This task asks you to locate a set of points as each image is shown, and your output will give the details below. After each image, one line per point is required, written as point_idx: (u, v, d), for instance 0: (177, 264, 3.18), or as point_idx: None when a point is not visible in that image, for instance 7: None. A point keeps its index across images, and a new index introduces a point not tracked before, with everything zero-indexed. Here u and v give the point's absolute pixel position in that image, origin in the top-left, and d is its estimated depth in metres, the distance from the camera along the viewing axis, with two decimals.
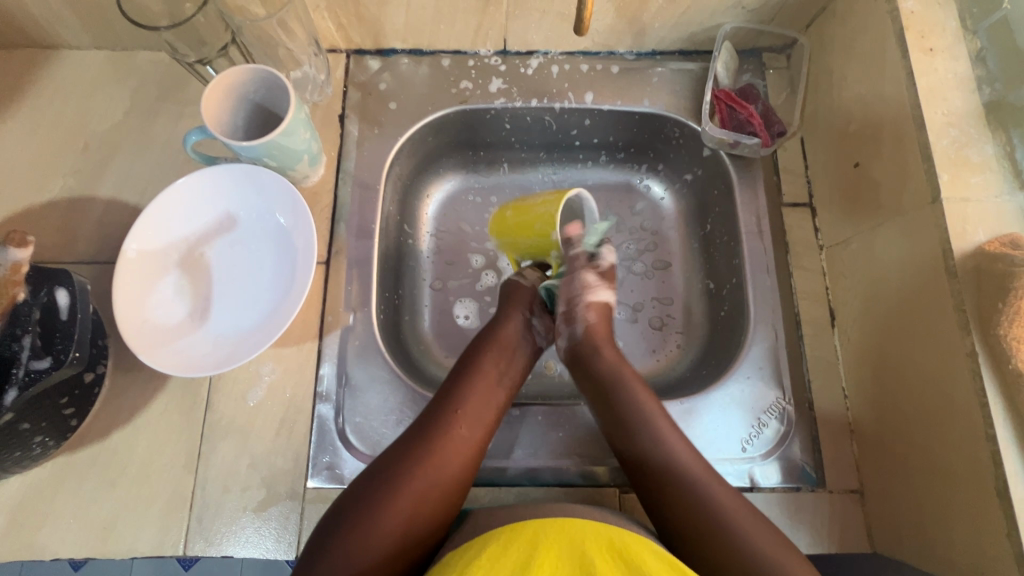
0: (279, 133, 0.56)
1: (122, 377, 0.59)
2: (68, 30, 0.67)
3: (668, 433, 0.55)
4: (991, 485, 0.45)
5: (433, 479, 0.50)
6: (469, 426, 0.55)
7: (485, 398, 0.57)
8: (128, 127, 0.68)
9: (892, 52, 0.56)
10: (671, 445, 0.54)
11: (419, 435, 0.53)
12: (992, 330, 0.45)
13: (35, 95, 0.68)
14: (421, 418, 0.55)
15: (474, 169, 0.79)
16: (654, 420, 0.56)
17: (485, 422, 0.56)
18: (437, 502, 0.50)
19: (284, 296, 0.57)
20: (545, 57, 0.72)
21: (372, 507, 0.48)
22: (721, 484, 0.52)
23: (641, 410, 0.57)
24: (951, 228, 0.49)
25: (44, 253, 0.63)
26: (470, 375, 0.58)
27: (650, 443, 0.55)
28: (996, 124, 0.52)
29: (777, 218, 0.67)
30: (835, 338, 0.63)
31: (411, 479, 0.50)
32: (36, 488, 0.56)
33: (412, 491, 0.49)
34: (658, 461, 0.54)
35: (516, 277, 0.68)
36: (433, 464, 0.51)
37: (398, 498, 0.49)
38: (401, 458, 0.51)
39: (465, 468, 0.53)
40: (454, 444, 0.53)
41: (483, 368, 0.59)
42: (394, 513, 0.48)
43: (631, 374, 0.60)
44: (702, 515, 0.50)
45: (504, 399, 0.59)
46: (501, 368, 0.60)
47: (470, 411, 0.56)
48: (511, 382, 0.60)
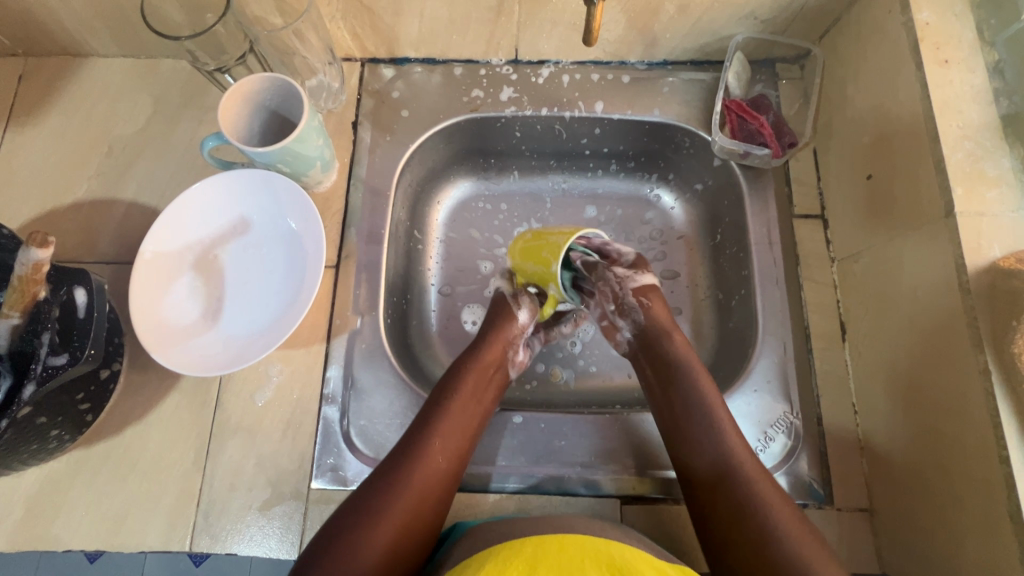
0: (292, 139, 0.57)
1: (136, 374, 0.61)
2: (96, 39, 0.70)
3: (722, 422, 0.56)
4: (1004, 510, 0.43)
5: (409, 511, 0.51)
6: (445, 450, 0.55)
7: (461, 423, 0.57)
8: (150, 132, 0.70)
9: (907, 63, 0.55)
10: (732, 447, 0.54)
11: (397, 463, 0.53)
12: (1005, 349, 0.44)
13: (65, 100, 0.71)
14: (401, 444, 0.55)
15: (484, 176, 0.79)
16: (716, 415, 0.56)
17: (457, 455, 0.56)
18: (416, 529, 0.51)
19: (293, 299, 0.58)
20: (556, 66, 0.73)
21: (353, 537, 0.48)
22: (772, 488, 0.52)
23: (702, 400, 0.57)
24: (964, 243, 0.48)
25: (67, 253, 0.65)
26: (449, 399, 0.57)
27: (710, 442, 0.55)
28: (1014, 137, 0.51)
29: (787, 229, 0.67)
30: (845, 352, 0.62)
31: (390, 509, 0.50)
32: (51, 481, 0.58)
33: (391, 521, 0.50)
34: (706, 463, 0.54)
35: (512, 296, 0.66)
36: (411, 493, 0.51)
37: (377, 532, 0.49)
38: (376, 492, 0.51)
39: (439, 500, 0.53)
40: (430, 477, 0.53)
41: (462, 392, 0.58)
42: (373, 544, 0.48)
43: (700, 366, 0.59)
44: (746, 523, 0.51)
45: (479, 422, 0.58)
46: (477, 400, 0.59)
47: (447, 440, 0.55)
48: (486, 404, 0.60)
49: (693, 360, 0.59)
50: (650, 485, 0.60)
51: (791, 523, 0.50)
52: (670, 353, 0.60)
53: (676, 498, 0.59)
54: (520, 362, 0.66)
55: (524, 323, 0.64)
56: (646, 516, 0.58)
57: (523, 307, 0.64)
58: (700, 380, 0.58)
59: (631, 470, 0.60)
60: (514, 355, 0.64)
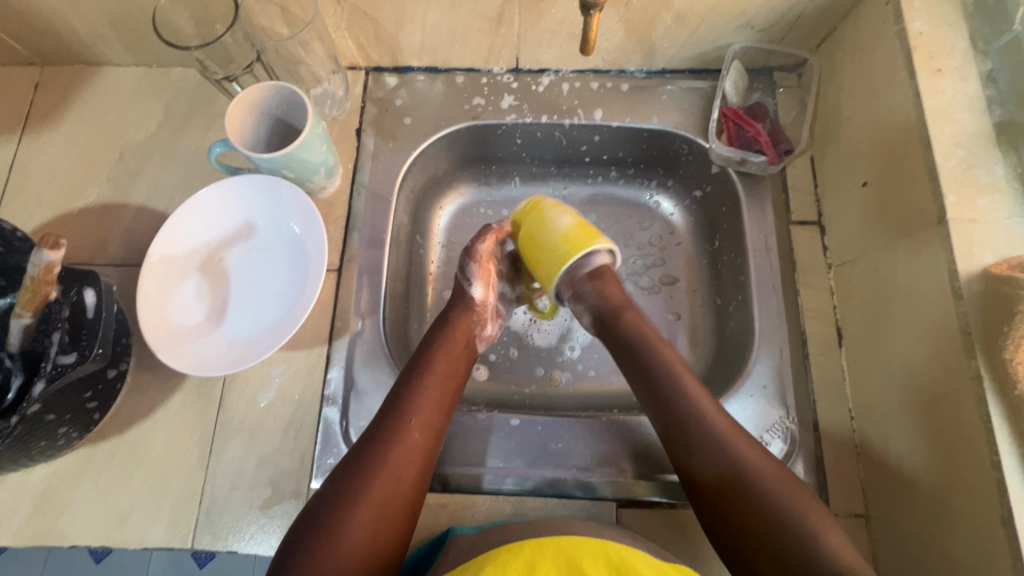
0: (296, 146, 0.59)
1: (143, 374, 0.62)
2: (109, 48, 0.72)
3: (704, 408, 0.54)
4: (996, 515, 0.43)
5: (388, 487, 0.51)
6: (422, 423, 0.55)
7: (436, 398, 0.57)
8: (160, 138, 0.72)
9: (901, 72, 0.56)
10: (702, 406, 0.54)
11: (373, 443, 0.53)
12: (998, 354, 0.45)
13: (79, 108, 0.73)
14: (373, 426, 0.55)
15: (486, 182, 0.81)
16: (679, 377, 0.57)
17: (434, 425, 0.56)
18: (401, 507, 0.51)
19: (296, 302, 0.60)
20: (556, 75, 0.74)
21: (337, 519, 0.48)
22: (739, 442, 0.52)
23: (680, 387, 0.56)
24: (957, 250, 0.48)
25: (78, 256, 0.67)
26: (416, 377, 0.58)
27: (697, 433, 0.53)
28: (1007, 145, 0.52)
29: (785, 236, 0.67)
30: (842, 358, 0.62)
31: (371, 486, 0.50)
32: (59, 478, 0.59)
33: (373, 498, 0.50)
34: (714, 464, 0.52)
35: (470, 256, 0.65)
36: (389, 470, 0.51)
37: (360, 509, 0.49)
38: (357, 470, 0.51)
39: (418, 474, 0.53)
40: (407, 451, 0.53)
41: (433, 369, 0.59)
42: (359, 524, 0.48)
43: (659, 337, 0.61)
44: (748, 500, 0.49)
45: (453, 397, 0.59)
46: (449, 372, 0.59)
47: (421, 415, 0.55)
48: (460, 378, 0.60)
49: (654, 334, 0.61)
50: (650, 489, 0.60)
51: (762, 481, 0.50)
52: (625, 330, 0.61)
53: (673, 501, 0.60)
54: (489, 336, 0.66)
55: (483, 297, 0.65)
56: (642, 519, 0.59)
57: (475, 281, 0.64)
58: (665, 350, 0.59)
59: (629, 474, 0.61)
60: (482, 331, 0.65)
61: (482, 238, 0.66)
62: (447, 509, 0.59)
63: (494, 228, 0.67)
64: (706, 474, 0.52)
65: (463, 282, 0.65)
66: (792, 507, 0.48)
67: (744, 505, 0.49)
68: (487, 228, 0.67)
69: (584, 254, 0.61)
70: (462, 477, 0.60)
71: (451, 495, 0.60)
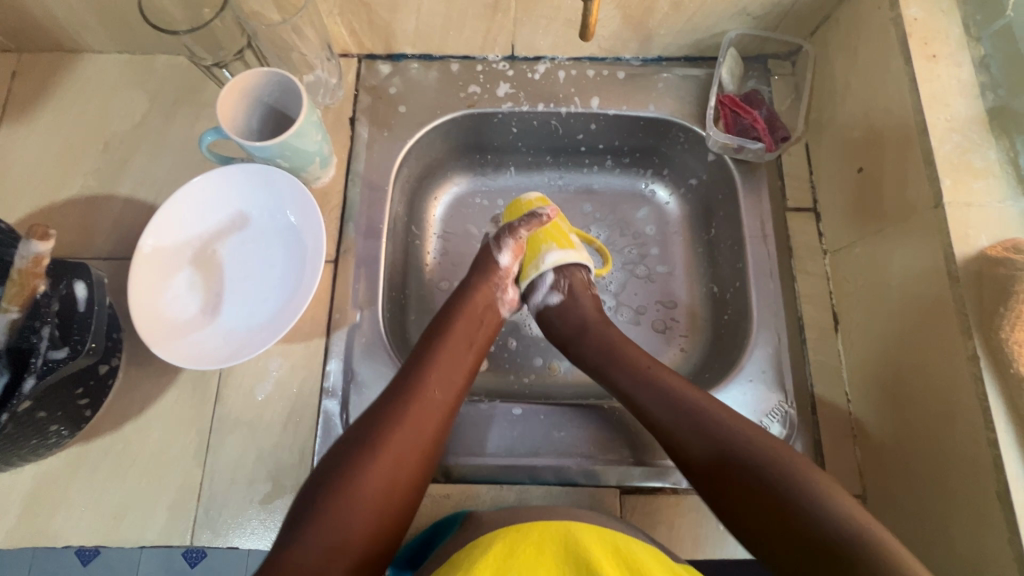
0: (291, 134, 0.57)
1: (135, 370, 0.61)
2: (91, 34, 0.69)
3: (685, 396, 0.54)
4: (993, 490, 0.45)
5: (411, 439, 0.51)
6: (445, 381, 0.55)
7: (457, 362, 0.57)
8: (147, 127, 0.70)
9: (896, 58, 0.57)
10: (684, 399, 0.54)
11: (391, 402, 0.53)
12: (993, 333, 0.45)
13: (61, 96, 0.70)
14: (392, 386, 0.54)
15: (481, 172, 0.80)
16: (664, 376, 0.56)
17: (457, 382, 0.56)
18: (416, 468, 0.51)
19: (294, 292, 0.59)
20: (552, 62, 0.74)
21: (353, 473, 0.48)
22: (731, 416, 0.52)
23: (647, 379, 0.56)
24: (952, 233, 0.49)
25: (64, 249, 0.65)
26: (436, 339, 0.58)
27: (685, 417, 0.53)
28: (1000, 130, 0.53)
29: (781, 223, 0.68)
30: (837, 342, 0.63)
31: (387, 444, 0.50)
32: (50, 477, 0.57)
33: (389, 456, 0.50)
34: (702, 450, 0.51)
35: (495, 246, 0.65)
36: (411, 422, 0.52)
37: (380, 460, 0.49)
38: (377, 422, 0.51)
39: (439, 427, 0.54)
40: (430, 405, 0.54)
41: (454, 335, 0.59)
42: (374, 481, 0.48)
43: (631, 346, 0.60)
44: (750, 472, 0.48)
45: (474, 362, 0.59)
46: (469, 332, 0.60)
47: (441, 373, 0.56)
48: (480, 346, 0.61)
49: (637, 350, 0.59)
50: (650, 474, 0.60)
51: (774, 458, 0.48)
52: (594, 345, 0.61)
53: (675, 486, 0.60)
54: (512, 301, 0.66)
55: (508, 266, 0.65)
56: (646, 506, 0.59)
57: (505, 249, 0.65)
58: (647, 362, 0.58)
59: (630, 460, 0.61)
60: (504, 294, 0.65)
61: (527, 225, 0.65)
62: (452, 499, 0.59)
63: (541, 217, 0.65)
64: (693, 449, 0.51)
65: (492, 247, 0.66)
66: (801, 471, 0.47)
67: (736, 477, 0.49)
68: (535, 215, 0.65)
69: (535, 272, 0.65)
70: (465, 467, 0.60)
71: (454, 486, 0.59)
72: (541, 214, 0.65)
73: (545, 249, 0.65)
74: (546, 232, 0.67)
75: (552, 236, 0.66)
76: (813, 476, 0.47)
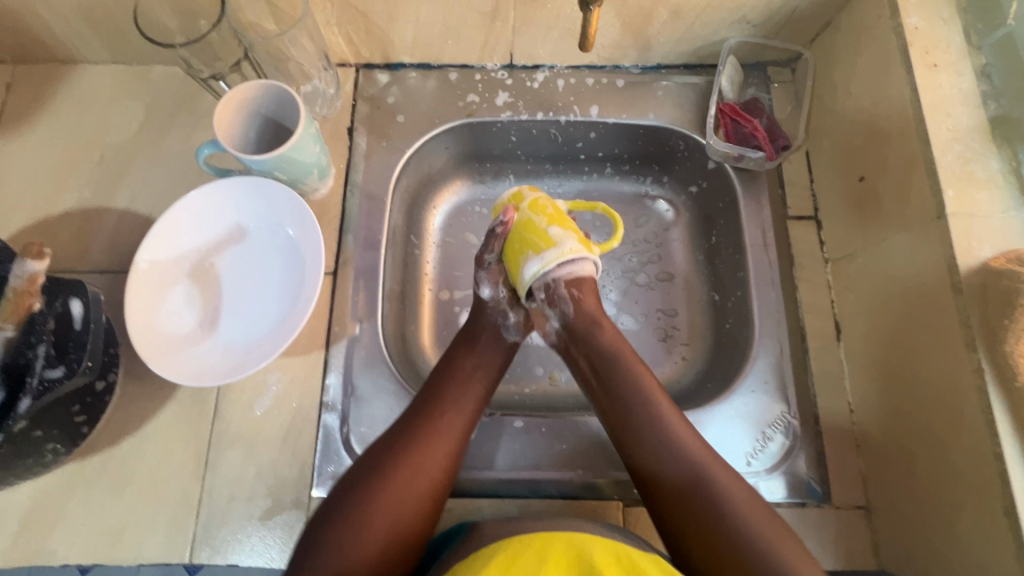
0: (289, 147, 0.57)
1: (132, 385, 0.60)
2: (85, 45, 0.69)
3: (672, 422, 0.53)
4: (998, 504, 0.44)
5: (419, 473, 0.50)
6: (455, 413, 0.55)
7: (467, 392, 0.57)
8: (143, 139, 0.69)
9: (897, 67, 0.56)
10: (676, 430, 0.52)
11: (404, 426, 0.53)
12: (998, 345, 0.45)
13: (57, 108, 0.70)
14: (407, 411, 0.55)
15: (481, 180, 0.79)
16: (656, 402, 0.54)
17: (468, 413, 0.56)
18: (428, 491, 0.50)
19: (292, 307, 0.58)
20: (551, 71, 0.73)
21: (365, 496, 0.48)
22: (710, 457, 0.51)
23: (646, 398, 0.55)
24: (956, 244, 0.49)
25: (60, 263, 0.64)
26: (447, 370, 0.58)
27: (666, 449, 0.51)
28: (1002, 140, 0.52)
29: (782, 231, 0.67)
30: (840, 352, 0.63)
31: (398, 467, 0.50)
32: (47, 494, 0.57)
33: (400, 479, 0.49)
34: (674, 474, 0.50)
35: (473, 282, 0.64)
36: (420, 456, 0.51)
37: (388, 495, 0.48)
38: (386, 455, 0.51)
39: (450, 461, 0.53)
40: (440, 437, 0.53)
41: (465, 359, 0.59)
42: (386, 504, 0.48)
43: (631, 354, 0.58)
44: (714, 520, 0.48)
45: (485, 392, 0.58)
46: (479, 361, 0.59)
47: (451, 404, 0.55)
48: (492, 374, 0.59)
49: (642, 372, 0.57)
50: None
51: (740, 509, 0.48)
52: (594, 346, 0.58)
53: None
54: (517, 322, 0.63)
55: (493, 294, 0.63)
56: (649, 518, 0.59)
57: (483, 283, 0.63)
58: (648, 385, 0.56)
59: None
60: (505, 320, 0.63)
61: (489, 246, 0.62)
62: (453, 513, 0.58)
63: (498, 231, 0.61)
64: (665, 477, 0.51)
65: (472, 289, 0.65)
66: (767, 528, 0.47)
67: (704, 522, 0.48)
68: (493, 230, 0.62)
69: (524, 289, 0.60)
70: (467, 480, 0.60)
71: (456, 500, 0.59)
72: (495, 230, 0.62)
73: (523, 261, 0.59)
74: (519, 238, 0.60)
75: (526, 242, 0.59)
76: (784, 557, 0.46)
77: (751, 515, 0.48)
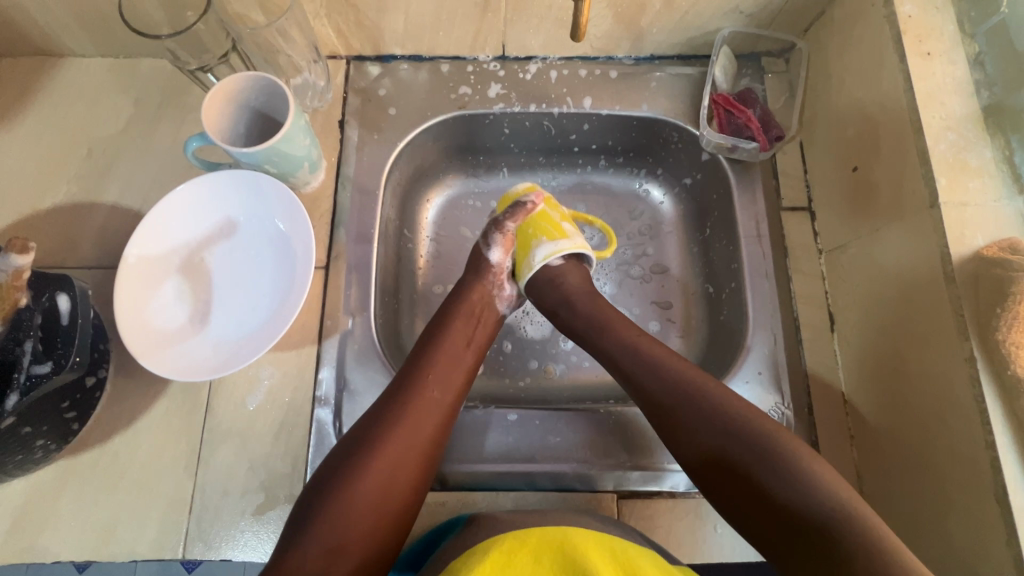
0: (278, 139, 0.56)
1: (122, 381, 0.60)
2: (71, 37, 0.68)
3: (700, 382, 0.52)
4: (991, 492, 0.44)
5: (408, 443, 0.50)
6: (442, 385, 0.54)
7: (454, 363, 0.56)
8: (131, 133, 0.69)
9: (890, 56, 0.56)
10: (702, 387, 0.51)
11: (389, 402, 0.52)
12: (990, 334, 0.45)
13: (43, 101, 0.69)
14: (391, 387, 0.54)
15: (474, 173, 0.79)
16: (673, 368, 0.53)
17: (457, 383, 0.56)
18: (416, 467, 0.50)
19: (283, 300, 0.58)
20: (544, 62, 0.73)
21: (352, 475, 0.48)
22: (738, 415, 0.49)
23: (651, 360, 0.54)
24: (949, 233, 0.49)
25: (48, 259, 0.63)
26: (435, 341, 0.57)
27: (696, 407, 0.50)
28: (995, 128, 0.52)
29: (776, 222, 0.67)
30: (834, 343, 0.63)
31: (385, 445, 0.49)
32: (37, 491, 0.56)
33: (387, 456, 0.49)
34: (711, 433, 0.49)
35: (484, 244, 0.65)
36: (407, 426, 0.51)
37: (377, 465, 0.48)
38: (375, 425, 0.51)
39: (437, 431, 0.53)
40: (428, 407, 0.53)
41: (450, 335, 0.58)
42: (373, 481, 0.48)
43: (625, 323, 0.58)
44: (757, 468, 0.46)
45: (473, 363, 0.58)
46: (467, 333, 0.59)
47: (439, 375, 0.55)
48: (479, 347, 0.59)
49: (649, 342, 0.56)
50: (646, 478, 0.60)
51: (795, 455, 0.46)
52: (583, 313, 0.59)
53: (672, 490, 0.60)
54: (509, 297, 0.65)
55: (500, 260, 0.64)
56: (643, 509, 0.59)
57: (494, 245, 0.64)
58: (660, 354, 0.55)
59: (626, 464, 0.60)
60: (500, 291, 0.64)
61: (512, 215, 0.64)
62: (447, 507, 0.59)
63: (527, 205, 0.64)
64: (701, 435, 0.49)
65: (481, 245, 0.65)
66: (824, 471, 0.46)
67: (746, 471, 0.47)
68: (520, 204, 0.65)
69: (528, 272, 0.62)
70: (461, 474, 0.60)
71: (450, 493, 0.59)
72: (527, 203, 0.65)
73: (534, 245, 0.63)
74: (534, 225, 0.64)
75: (541, 229, 0.63)
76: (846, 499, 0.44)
77: (798, 463, 0.46)
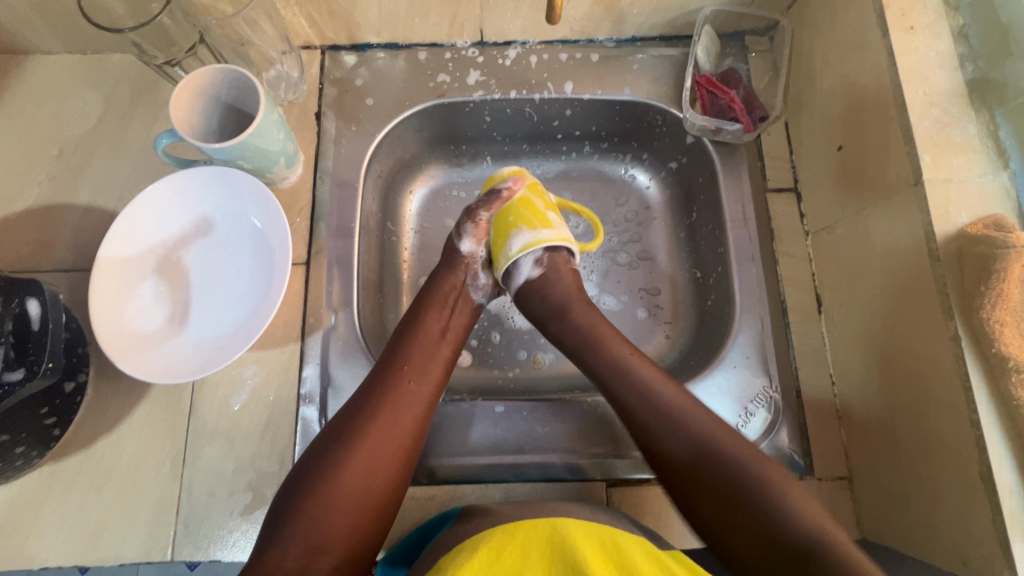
0: (252, 133, 0.55)
1: (104, 385, 0.59)
2: (36, 33, 0.66)
3: (663, 388, 0.53)
4: (975, 470, 0.44)
5: (387, 440, 0.50)
6: (419, 377, 0.54)
7: (431, 355, 0.56)
8: (102, 131, 0.67)
9: (873, 31, 0.55)
10: (660, 393, 0.52)
11: (364, 400, 0.51)
12: (974, 313, 0.45)
13: (11, 101, 0.67)
14: (365, 382, 0.53)
15: (457, 163, 0.78)
16: (641, 375, 0.54)
17: (434, 374, 0.55)
18: (395, 465, 0.50)
19: (263, 298, 0.57)
20: (523, 46, 0.71)
21: (329, 472, 0.47)
22: (688, 422, 0.51)
23: (621, 362, 0.55)
24: (933, 211, 0.48)
25: (22, 263, 0.62)
26: (413, 336, 0.56)
27: (653, 412, 0.52)
28: (979, 102, 0.51)
29: (762, 205, 0.67)
30: (821, 325, 0.63)
31: (361, 442, 0.49)
32: (22, 498, 0.56)
33: (364, 453, 0.48)
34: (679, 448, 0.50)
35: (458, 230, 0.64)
36: (385, 421, 0.50)
37: (354, 462, 0.48)
38: (351, 421, 0.50)
39: (416, 423, 0.52)
40: (406, 401, 0.52)
41: (427, 327, 0.57)
42: (351, 479, 0.47)
43: (607, 326, 0.58)
44: (720, 479, 0.48)
45: (451, 354, 0.57)
46: (444, 324, 0.58)
47: (416, 368, 0.54)
48: (456, 337, 0.59)
49: (621, 345, 0.56)
50: (633, 466, 0.60)
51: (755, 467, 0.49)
52: (570, 323, 0.58)
53: None
54: (485, 285, 0.64)
55: (472, 251, 0.63)
56: (634, 497, 0.59)
57: (466, 236, 0.63)
58: (626, 354, 0.55)
59: (616, 453, 0.60)
60: (476, 279, 0.63)
61: (488, 204, 0.63)
62: (436, 500, 0.58)
63: (502, 194, 0.62)
64: (669, 441, 0.50)
65: (454, 237, 0.64)
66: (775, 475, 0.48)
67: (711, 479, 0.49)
68: (496, 192, 0.63)
69: (506, 265, 0.61)
70: (449, 467, 0.59)
71: (438, 487, 0.59)
72: (501, 192, 0.63)
73: (515, 234, 0.60)
74: (514, 212, 0.62)
75: (522, 218, 0.61)
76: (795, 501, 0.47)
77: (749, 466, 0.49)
